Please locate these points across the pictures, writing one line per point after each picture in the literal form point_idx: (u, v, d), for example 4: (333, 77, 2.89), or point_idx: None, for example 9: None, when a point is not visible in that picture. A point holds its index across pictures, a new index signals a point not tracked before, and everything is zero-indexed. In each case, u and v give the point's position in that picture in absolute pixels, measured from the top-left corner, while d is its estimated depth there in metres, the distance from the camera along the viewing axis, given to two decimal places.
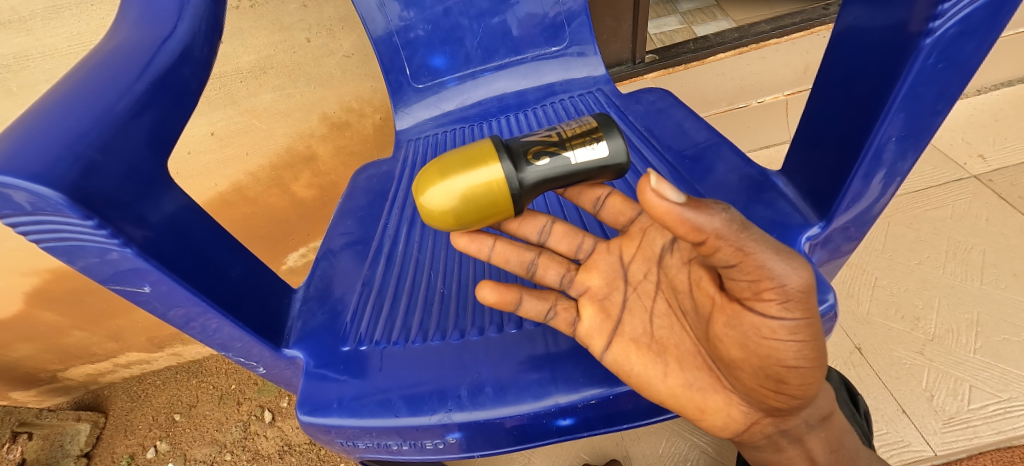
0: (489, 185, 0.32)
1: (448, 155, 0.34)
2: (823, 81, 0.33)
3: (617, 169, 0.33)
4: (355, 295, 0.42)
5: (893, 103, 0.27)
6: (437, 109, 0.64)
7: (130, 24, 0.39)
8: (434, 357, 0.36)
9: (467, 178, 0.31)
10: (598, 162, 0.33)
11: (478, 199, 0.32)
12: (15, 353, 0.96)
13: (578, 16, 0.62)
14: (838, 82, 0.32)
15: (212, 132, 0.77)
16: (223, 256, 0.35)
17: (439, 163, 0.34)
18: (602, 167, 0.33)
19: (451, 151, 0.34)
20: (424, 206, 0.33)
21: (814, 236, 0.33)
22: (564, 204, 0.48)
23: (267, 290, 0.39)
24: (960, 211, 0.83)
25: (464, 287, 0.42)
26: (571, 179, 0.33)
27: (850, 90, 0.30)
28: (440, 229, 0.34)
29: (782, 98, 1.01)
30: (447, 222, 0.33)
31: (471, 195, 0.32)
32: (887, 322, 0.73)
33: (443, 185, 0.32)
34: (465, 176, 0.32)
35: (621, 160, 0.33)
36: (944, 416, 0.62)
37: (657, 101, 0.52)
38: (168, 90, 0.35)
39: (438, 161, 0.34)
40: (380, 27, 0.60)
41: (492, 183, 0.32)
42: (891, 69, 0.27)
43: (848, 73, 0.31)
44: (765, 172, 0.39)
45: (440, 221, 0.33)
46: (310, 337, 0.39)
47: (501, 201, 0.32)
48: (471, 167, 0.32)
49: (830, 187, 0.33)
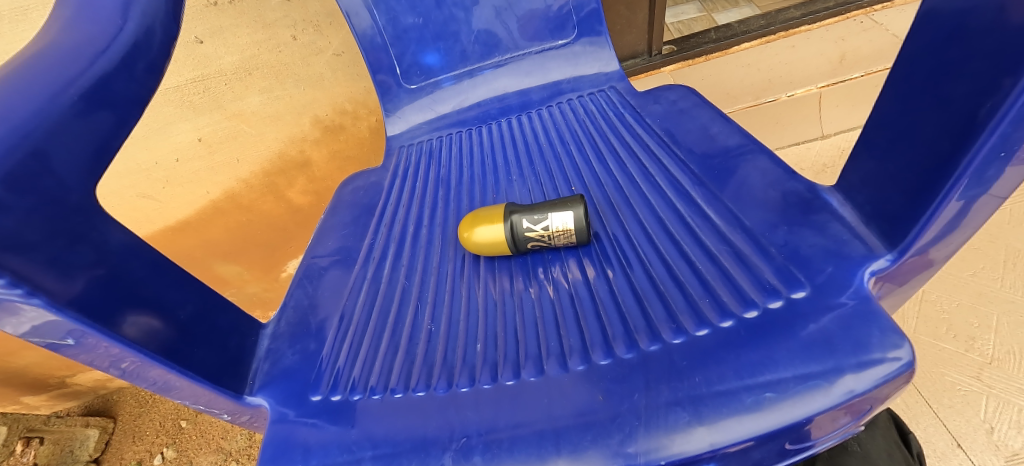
0: (491, 216, 0.39)
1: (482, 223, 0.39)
2: (914, 65, 0.26)
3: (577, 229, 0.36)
4: (333, 328, 0.37)
5: (1010, 107, 0.20)
6: (431, 112, 0.59)
7: (63, 24, 0.33)
8: (414, 408, 0.30)
9: (490, 230, 0.38)
10: (564, 211, 0.37)
11: (483, 225, 0.39)
12: (21, 362, 0.94)
13: (587, 5, 0.56)
14: (935, 70, 0.24)
15: (199, 138, 0.72)
16: (168, 294, 0.30)
17: (479, 219, 0.40)
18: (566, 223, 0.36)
19: (484, 222, 0.39)
20: (473, 242, 0.39)
21: (881, 270, 0.27)
22: (592, 211, 0.41)
23: (227, 329, 0.34)
24: (1019, 215, 0.74)
25: (456, 323, 0.36)
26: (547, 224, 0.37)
27: (952, 81, 0.23)
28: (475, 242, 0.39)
29: (816, 91, 0.88)
30: (482, 242, 0.39)
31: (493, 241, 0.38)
32: (937, 341, 0.65)
33: (485, 230, 0.39)
34: (490, 229, 0.38)
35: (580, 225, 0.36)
36: (1006, 452, 0.55)
37: (679, 100, 0.46)
38: (106, 101, 0.30)
39: (479, 221, 0.40)
40: (365, 24, 0.54)
41: (500, 238, 0.38)
42: (1016, 59, 0.19)
43: (950, 64, 0.23)
44: (815, 188, 0.33)
45: (479, 244, 0.39)
46: (279, 379, 0.34)
47: (497, 230, 0.38)
48: (492, 224, 0.39)
49: (905, 209, 0.26)
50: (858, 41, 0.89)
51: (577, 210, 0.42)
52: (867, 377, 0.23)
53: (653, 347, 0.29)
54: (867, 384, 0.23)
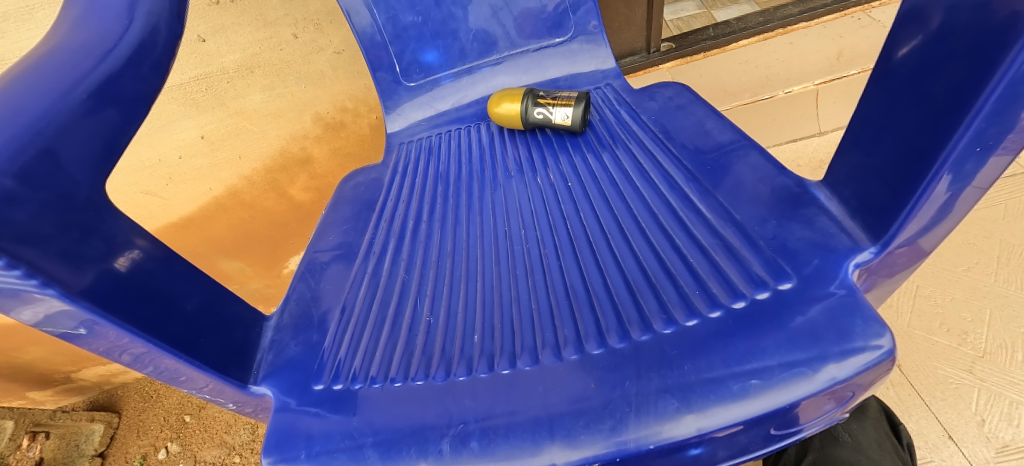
0: (513, 96, 0.52)
1: (504, 100, 0.52)
2: (898, 62, 0.27)
3: (571, 121, 0.48)
4: (334, 320, 0.38)
5: (984, 104, 0.20)
6: (431, 109, 0.59)
7: (71, 24, 0.34)
8: (414, 397, 0.31)
9: (509, 107, 0.52)
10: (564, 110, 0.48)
11: (506, 102, 0.52)
12: (27, 356, 0.96)
13: (584, 3, 0.56)
14: (916, 67, 0.25)
15: (202, 135, 0.73)
16: (176, 285, 0.31)
17: (504, 97, 0.53)
18: (564, 115, 0.48)
19: (506, 101, 0.52)
20: (497, 114, 0.53)
21: (865, 263, 0.28)
22: (587, 205, 0.42)
23: (232, 320, 0.35)
24: (1014, 211, 0.75)
25: (454, 315, 0.37)
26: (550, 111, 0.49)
27: (931, 78, 0.24)
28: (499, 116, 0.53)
29: (812, 88, 0.88)
30: (503, 116, 0.53)
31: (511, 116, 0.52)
32: (930, 335, 0.66)
33: (506, 107, 0.52)
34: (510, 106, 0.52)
35: (575, 118, 0.48)
36: (996, 444, 0.56)
37: (674, 97, 0.47)
38: (114, 99, 0.31)
39: (503, 97, 0.53)
40: (365, 22, 0.55)
41: (514, 115, 0.51)
42: (990, 58, 0.20)
43: (929, 63, 0.24)
44: (804, 183, 0.34)
45: (501, 117, 0.53)
46: (282, 370, 0.35)
47: (514, 106, 0.51)
48: (512, 101, 0.52)
49: (888, 202, 0.27)
50: (856, 37, 0.90)
51: (573, 204, 0.43)
52: (849, 365, 0.24)
53: (645, 337, 0.30)
54: (848, 372, 0.24)
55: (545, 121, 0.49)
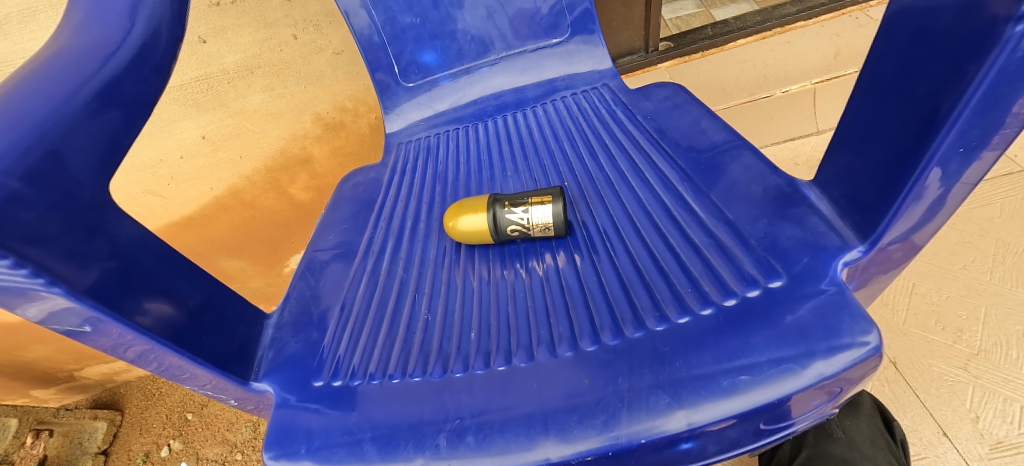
0: (475, 207, 0.41)
1: (465, 212, 0.41)
2: (884, 64, 0.27)
3: (554, 222, 0.38)
4: (334, 318, 0.39)
5: (965, 106, 0.21)
6: (429, 109, 0.60)
7: (74, 28, 0.35)
8: (411, 394, 0.31)
9: (473, 220, 0.40)
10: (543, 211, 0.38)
11: (466, 214, 0.41)
12: (31, 355, 0.96)
13: (580, 4, 0.57)
14: (902, 69, 0.25)
15: (203, 135, 0.74)
16: (179, 284, 0.31)
17: (464, 208, 0.42)
18: (545, 216, 0.38)
19: (467, 212, 0.41)
20: (458, 229, 0.41)
21: (853, 261, 0.28)
22: (584, 205, 0.42)
23: (234, 318, 0.36)
24: (1010, 210, 0.75)
25: (451, 313, 0.37)
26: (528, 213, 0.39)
27: (916, 80, 0.24)
28: (460, 232, 0.41)
29: (810, 87, 0.90)
30: (465, 232, 0.41)
31: (477, 231, 0.40)
32: (926, 333, 0.67)
33: (469, 220, 0.41)
34: (473, 218, 0.40)
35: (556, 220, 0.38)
36: (990, 440, 0.56)
37: (670, 97, 0.47)
38: (117, 101, 0.31)
39: (462, 209, 0.42)
40: (364, 23, 0.56)
41: (481, 229, 0.40)
42: (970, 62, 0.20)
43: (915, 65, 0.24)
44: (795, 182, 0.34)
45: (463, 234, 0.41)
46: (282, 367, 0.36)
47: (477, 220, 0.40)
48: (474, 212, 0.41)
49: (875, 201, 0.28)
50: (854, 36, 0.90)
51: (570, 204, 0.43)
52: (836, 361, 0.24)
53: (638, 334, 0.30)
54: (836, 368, 0.24)
55: (523, 226, 0.39)
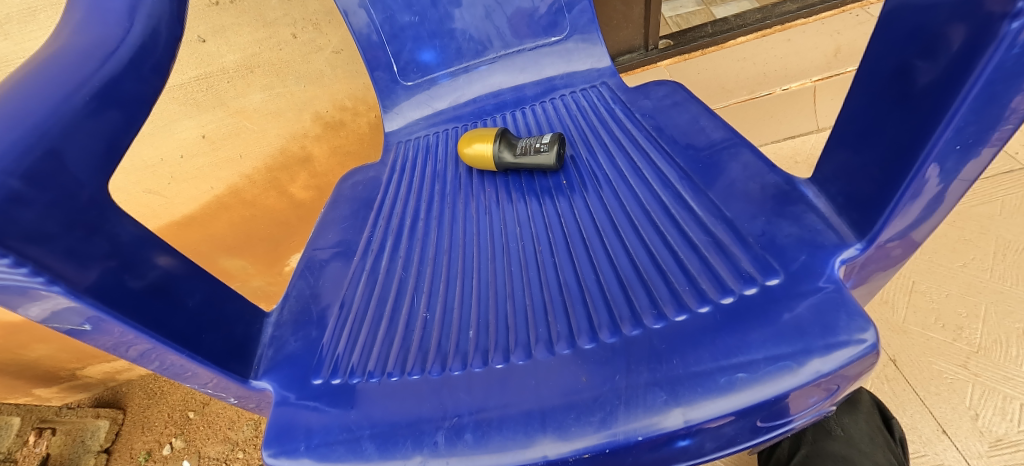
0: (485, 136, 0.48)
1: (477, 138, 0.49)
2: (881, 62, 0.27)
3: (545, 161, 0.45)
4: (333, 316, 0.39)
5: (961, 103, 0.21)
6: (429, 108, 0.60)
7: (73, 28, 0.35)
8: (410, 392, 0.31)
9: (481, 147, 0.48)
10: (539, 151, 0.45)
11: (477, 142, 0.49)
12: (33, 354, 0.97)
13: (579, 2, 0.57)
14: (898, 66, 0.25)
15: (204, 134, 0.74)
16: (179, 283, 0.32)
17: (477, 135, 0.50)
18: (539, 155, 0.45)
19: (478, 139, 0.49)
20: (467, 152, 0.49)
21: (851, 259, 0.28)
22: (583, 203, 0.42)
23: (234, 316, 0.36)
24: (1011, 207, 0.75)
25: (449, 311, 0.37)
26: (526, 147, 0.46)
27: (911, 77, 0.24)
28: (469, 157, 0.49)
29: (810, 85, 0.90)
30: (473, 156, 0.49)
31: (481, 157, 0.48)
32: (926, 331, 0.67)
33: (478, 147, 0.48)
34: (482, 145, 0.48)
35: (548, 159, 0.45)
36: (990, 438, 0.57)
37: (668, 95, 0.47)
38: (115, 100, 0.32)
39: (475, 135, 0.49)
40: (363, 22, 0.56)
41: (486, 155, 0.48)
42: (965, 59, 0.20)
43: (910, 61, 0.24)
44: (793, 180, 0.34)
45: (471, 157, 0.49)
46: (282, 365, 0.36)
47: (485, 147, 0.48)
48: (484, 140, 0.48)
49: (872, 198, 0.28)
50: (855, 34, 0.89)
51: (569, 202, 0.43)
52: (833, 359, 0.24)
53: (635, 332, 0.30)
54: (833, 365, 0.24)
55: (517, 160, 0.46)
